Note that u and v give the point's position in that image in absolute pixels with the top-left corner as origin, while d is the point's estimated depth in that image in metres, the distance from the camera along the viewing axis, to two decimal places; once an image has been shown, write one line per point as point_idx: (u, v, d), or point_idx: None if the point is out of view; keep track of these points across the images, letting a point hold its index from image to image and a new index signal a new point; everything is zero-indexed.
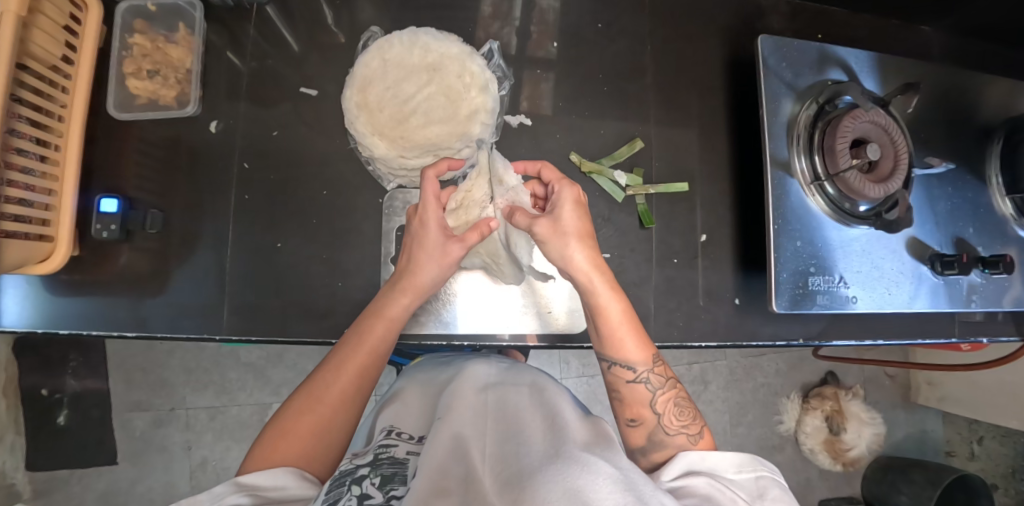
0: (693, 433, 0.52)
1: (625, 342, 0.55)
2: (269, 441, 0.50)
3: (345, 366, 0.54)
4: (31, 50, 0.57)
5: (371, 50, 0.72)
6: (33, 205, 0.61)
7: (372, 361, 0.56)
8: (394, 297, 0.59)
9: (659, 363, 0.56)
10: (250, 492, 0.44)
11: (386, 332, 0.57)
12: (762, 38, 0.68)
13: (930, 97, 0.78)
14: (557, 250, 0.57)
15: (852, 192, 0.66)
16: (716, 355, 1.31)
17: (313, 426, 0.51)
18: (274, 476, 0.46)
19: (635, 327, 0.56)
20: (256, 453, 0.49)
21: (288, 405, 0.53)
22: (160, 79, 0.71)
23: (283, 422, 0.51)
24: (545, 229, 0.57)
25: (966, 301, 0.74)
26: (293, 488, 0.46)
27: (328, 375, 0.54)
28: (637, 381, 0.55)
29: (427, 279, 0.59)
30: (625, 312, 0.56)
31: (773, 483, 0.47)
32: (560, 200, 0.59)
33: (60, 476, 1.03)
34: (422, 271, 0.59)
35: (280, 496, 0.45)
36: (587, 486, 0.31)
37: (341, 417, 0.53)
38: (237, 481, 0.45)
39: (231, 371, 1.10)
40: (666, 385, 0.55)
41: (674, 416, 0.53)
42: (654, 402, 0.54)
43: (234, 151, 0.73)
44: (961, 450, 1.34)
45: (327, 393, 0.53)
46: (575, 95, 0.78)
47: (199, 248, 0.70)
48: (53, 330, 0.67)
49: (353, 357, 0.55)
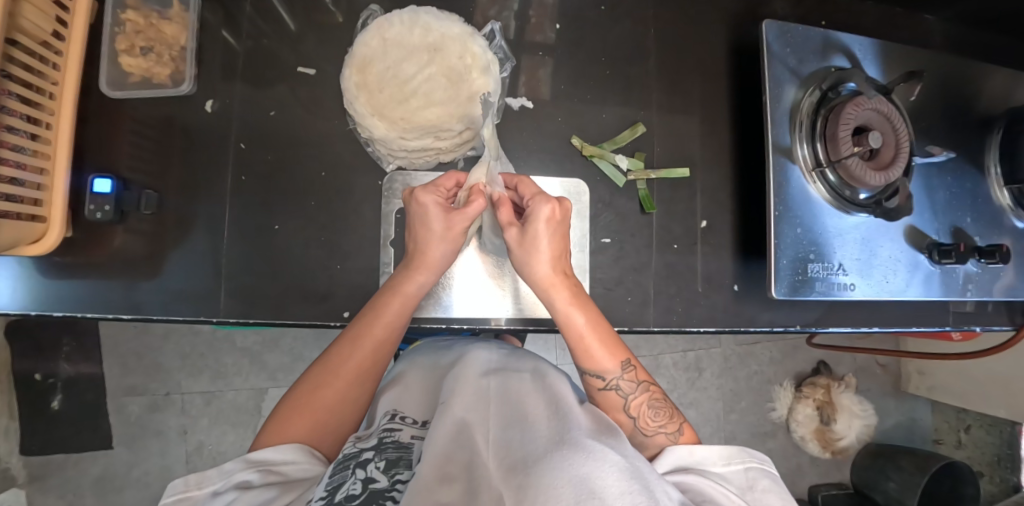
0: (672, 432, 0.52)
1: (596, 352, 0.55)
2: (284, 416, 0.50)
3: (364, 341, 0.54)
4: (21, 25, 0.56)
5: (370, 29, 0.71)
6: (24, 185, 0.59)
7: (387, 335, 0.55)
8: (409, 274, 0.58)
9: (629, 368, 0.55)
10: (261, 468, 0.44)
11: (401, 308, 0.57)
12: (767, 23, 0.68)
13: (933, 86, 0.78)
14: (522, 261, 0.58)
15: (853, 179, 0.66)
16: (711, 342, 1.32)
17: (331, 402, 0.51)
18: (283, 452, 0.46)
19: (604, 337, 0.56)
20: (269, 427, 0.49)
21: (300, 384, 0.53)
22: (154, 56, 0.70)
23: (300, 398, 0.51)
24: (514, 239, 0.58)
25: (961, 291, 0.74)
26: (304, 463, 0.46)
27: (343, 349, 0.54)
28: (608, 388, 0.55)
29: (439, 256, 0.59)
30: (591, 323, 0.56)
31: (762, 474, 0.47)
32: (534, 218, 0.58)
33: (55, 460, 1.03)
34: (435, 247, 0.58)
35: (293, 470, 0.45)
36: (593, 473, 0.31)
37: (354, 393, 0.52)
38: (247, 458, 0.45)
39: (227, 356, 1.10)
40: (638, 389, 0.55)
41: (649, 418, 0.53)
42: (628, 407, 0.54)
43: (230, 131, 0.71)
44: (948, 438, 1.36)
45: (344, 369, 0.52)
46: (576, 79, 0.77)
47: (194, 230, 0.69)
48: (47, 312, 0.66)
49: (370, 331, 0.55)
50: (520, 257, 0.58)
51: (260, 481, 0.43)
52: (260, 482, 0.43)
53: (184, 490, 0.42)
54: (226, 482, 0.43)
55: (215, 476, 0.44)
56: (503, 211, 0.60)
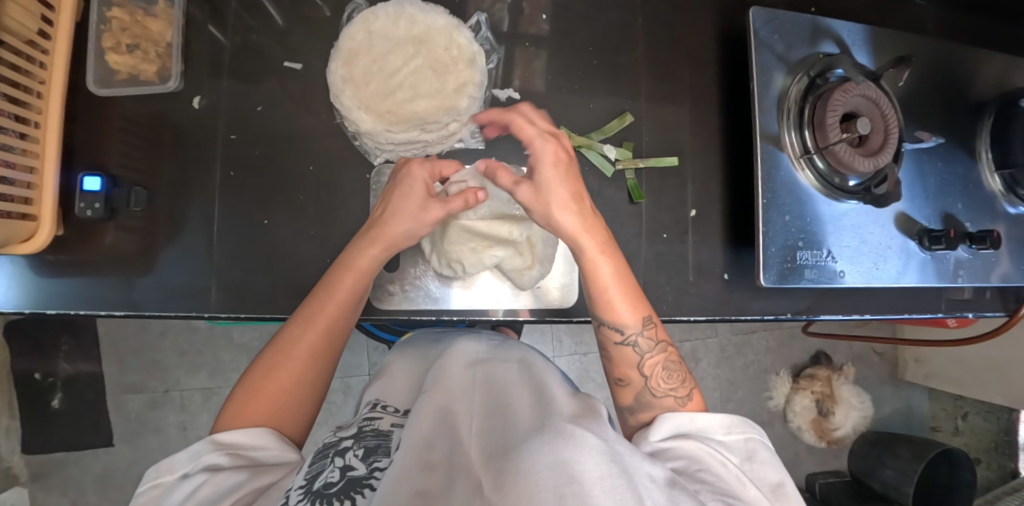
0: (681, 396, 0.53)
1: (618, 304, 0.56)
2: (241, 398, 0.50)
3: (314, 322, 0.54)
4: (5, 23, 0.56)
5: (355, 22, 0.70)
6: (15, 183, 0.60)
7: (343, 311, 0.56)
8: (363, 248, 0.58)
9: (650, 326, 0.56)
10: (229, 451, 0.44)
11: (354, 285, 0.57)
12: (753, 10, 0.67)
13: (923, 72, 0.77)
14: (543, 215, 0.56)
15: (841, 166, 0.66)
16: (707, 332, 1.32)
17: (286, 383, 0.52)
18: (252, 436, 0.46)
19: (628, 289, 0.57)
20: (227, 414, 0.50)
21: (259, 360, 0.54)
22: (140, 54, 0.70)
23: (256, 378, 0.52)
24: (528, 196, 0.56)
25: (952, 277, 0.74)
26: (273, 448, 0.47)
27: (296, 330, 0.54)
28: (626, 343, 0.56)
29: (398, 228, 0.58)
30: (617, 274, 0.56)
31: (760, 445, 0.48)
32: (540, 160, 0.56)
33: (56, 458, 1.04)
34: (394, 225, 0.58)
35: (263, 456, 0.46)
36: (573, 457, 0.31)
37: (312, 371, 0.54)
38: (214, 439, 0.45)
39: (224, 352, 1.11)
40: (655, 348, 0.55)
41: (662, 379, 0.54)
42: (642, 365, 0.55)
43: (218, 126, 0.71)
44: (945, 426, 1.37)
45: (297, 349, 0.53)
46: (565, 69, 0.77)
47: (185, 226, 0.69)
48: (41, 310, 0.67)
49: (322, 309, 0.55)
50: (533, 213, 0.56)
51: (229, 464, 0.43)
52: (231, 464, 0.43)
53: (155, 478, 0.43)
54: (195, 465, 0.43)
55: (184, 460, 0.44)
56: (502, 175, 0.56)
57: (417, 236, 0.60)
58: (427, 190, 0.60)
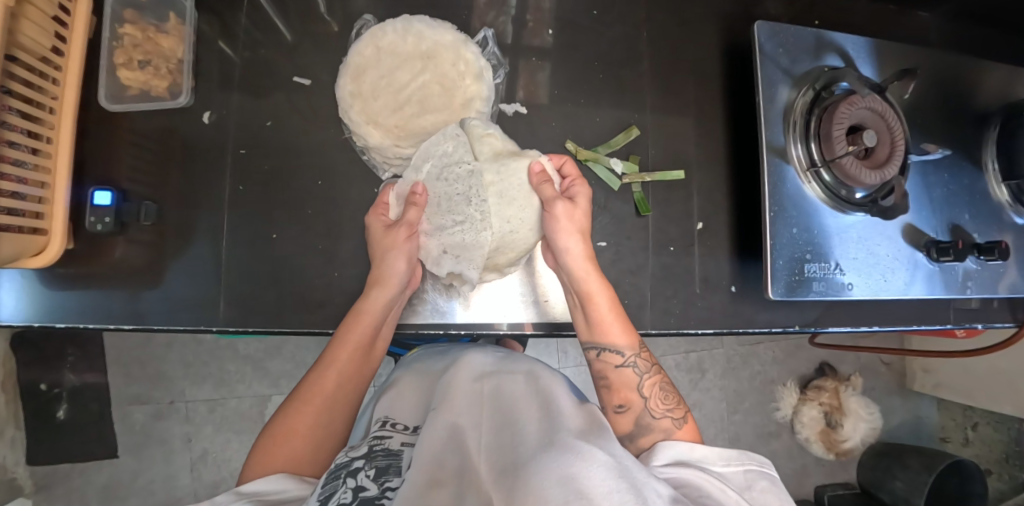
0: (679, 417, 0.54)
1: (612, 328, 0.60)
2: (265, 446, 0.51)
3: (332, 365, 0.57)
4: (20, 41, 0.57)
5: (364, 38, 0.71)
6: (27, 198, 0.60)
7: (354, 358, 0.58)
8: (370, 293, 0.62)
9: (644, 351, 0.60)
10: (251, 499, 0.45)
11: (366, 329, 0.60)
12: (758, 24, 0.68)
13: (926, 84, 0.78)
14: (566, 234, 0.63)
15: (850, 178, 0.66)
16: (713, 343, 1.31)
17: (306, 428, 0.53)
18: (271, 482, 0.46)
19: (620, 316, 0.62)
20: (253, 462, 0.50)
21: (280, 411, 0.55)
22: (151, 69, 0.71)
23: (279, 427, 0.53)
24: (564, 210, 0.64)
25: (960, 288, 0.74)
26: (293, 489, 0.46)
27: (315, 376, 0.57)
28: (625, 364, 0.58)
29: (392, 270, 0.63)
30: (612, 304, 0.62)
31: (760, 476, 0.46)
32: (577, 194, 0.67)
33: (61, 469, 1.03)
34: (384, 264, 0.63)
35: (282, 498, 0.46)
36: (581, 472, 0.31)
37: (327, 417, 0.54)
38: (237, 490, 0.46)
39: (229, 363, 1.11)
40: (651, 370, 0.58)
41: (659, 400, 0.55)
42: (640, 386, 0.56)
43: (228, 140, 0.72)
44: (955, 436, 1.36)
45: (310, 395, 0.55)
46: (571, 83, 0.77)
47: (194, 239, 0.70)
48: (50, 323, 0.67)
49: (336, 355, 0.58)
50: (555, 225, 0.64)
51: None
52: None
53: None
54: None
55: None
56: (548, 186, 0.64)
57: (408, 263, 0.64)
58: (386, 223, 0.66)
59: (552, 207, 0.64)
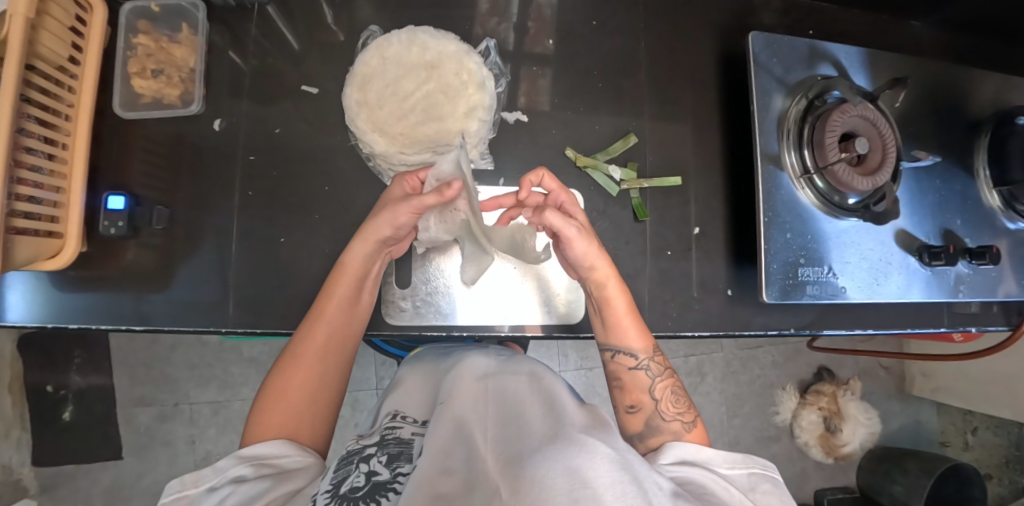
0: (688, 420, 0.56)
1: (628, 331, 0.61)
2: (264, 404, 0.54)
3: (319, 319, 0.58)
4: (39, 51, 0.59)
5: (370, 48, 0.73)
6: (43, 202, 0.62)
7: (341, 314, 0.60)
8: (353, 245, 0.60)
9: (657, 353, 0.61)
10: (254, 463, 0.47)
11: (348, 285, 0.60)
12: (752, 35, 0.70)
13: (918, 93, 0.80)
14: (582, 252, 0.60)
15: (841, 185, 0.68)
16: (712, 347, 1.33)
17: (300, 384, 0.56)
18: (275, 448, 0.49)
19: (636, 319, 0.62)
20: (252, 423, 0.53)
21: (275, 369, 0.57)
22: (164, 78, 0.73)
23: (274, 385, 0.55)
24: (580, 237, 0.60)
25: (953, 292, 0.75)
26: (294, 456, 0.49)
27: (303, 332, 0.58)
28: (638, 368, 0.60)
29: (377, 227, 0.59)
30: (629, 307, 0.62)
31: (763, 478, 0.49)
32: (569, 207, 0.65)
33: (67, 470, 1.05)
34: (372, 220, 0.60)
35: (285, 463, 0.48)
36: (585, 464, 0.32)
37: (320, 370, 0.57)
38: (238, 455, 0.48)
39: (234, 366, 1.12)
40: (663, 373, 0.60)
41: (670, 403, 0.57)
42: (652, 388, 0.58)
43: (237, 146, 0.74)
44: (955, 441, 1.36)
45: (303, 350, 0.57)
46: (571, 91, 0.79)
47: (203, 242, 0.72)
48: (61, 325, 0.69)
49: (324, 311, 0.59)
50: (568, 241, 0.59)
51: (253, 472, 0.46)
52: (254, 475, 0.45)
53: (180, 490, 0.45)
54: (222, 478, 0.45)
55: (209, 474, 0.46)
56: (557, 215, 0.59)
57: (399, 228, 0.60)
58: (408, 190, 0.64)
59: (564, 232, 0.59)
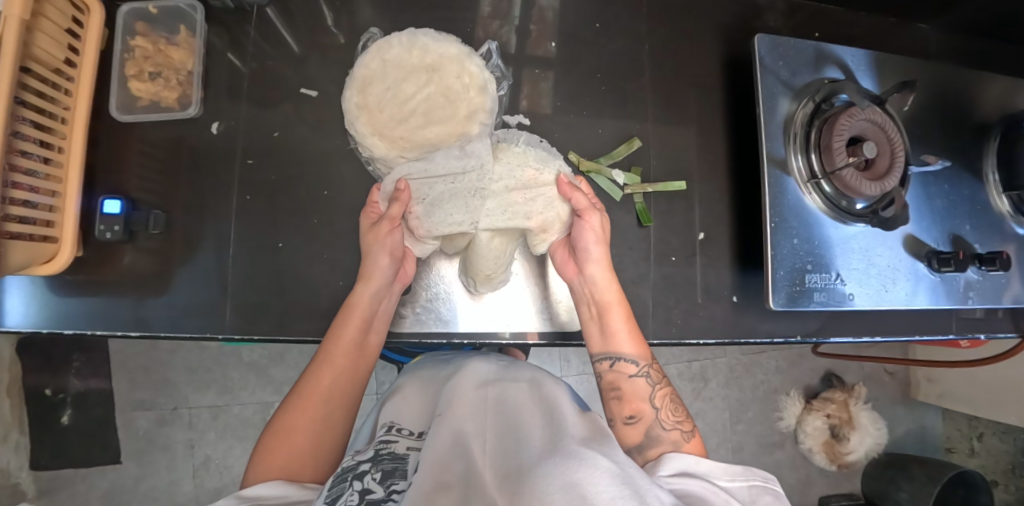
0: (687, 430, 0.54)
1: (626, 339, 0.62)
2: (267, 446, 0.51)
3: (326, 361, 0.58)
4: (34, 53, 0.58)
5: (370, 51, 0.72)
6: (38, 207, 0.61)
7: (350, 348, 0.60)
8: (360, 286, 0.63)
9: (654, 363, 0.61)
10: (250, 502, 0.44)
11: (358, 322, 0.61)
12: (758, 37, 0.69)
13: (927, 96, 0.78)
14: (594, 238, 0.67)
15: (848, 189, 0.66)
16: (716, 352, 1.31)
17: (308, 421, 0.53)
18: (275, 487, 0.46)
19: (633, 330, 0.64)
20: (256, 459, 0.51)
21: (281, 410, 0.55)
22: (162, 81, 0.72)
23: (280, 425, 0.53)
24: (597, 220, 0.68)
25: (962, 298, 0.74)
26: (293, 495, 0.46)
27: (310, 375, 0.57)
28: (638, 375, 0.59)
29: (380, 266, 0.64)
30: (627, 318, 0.65)
31: (765, 491, 0.47)
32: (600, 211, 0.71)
33: (64, 475, 1.04)
34: (370, 259, 0.65)
35: (281, 503, 0.45)
36: (585, 479, 0.31)
37: (327, 409, 0.55)
38: (238, 495, 0.45)
39: (233, 370, 1.11)
40: (662, 381, 0.59)
41: (670, 411, 0.56)
42: (653, 397, 0.57)
43: (236, 149, 0.73)
44: (961, 447, 1.34)
45: (310, 390, 0.56)
46: (574, 95, 0.78)
47: (201, 247, 0.71)
48: (57, 330, 0.68)
49: (332, 350, 0.59)
50: (582, 233, 0.67)
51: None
52: None
53: None
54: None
55: None
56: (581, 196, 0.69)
57: (391, 258, 0.65)
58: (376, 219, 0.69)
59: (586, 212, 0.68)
